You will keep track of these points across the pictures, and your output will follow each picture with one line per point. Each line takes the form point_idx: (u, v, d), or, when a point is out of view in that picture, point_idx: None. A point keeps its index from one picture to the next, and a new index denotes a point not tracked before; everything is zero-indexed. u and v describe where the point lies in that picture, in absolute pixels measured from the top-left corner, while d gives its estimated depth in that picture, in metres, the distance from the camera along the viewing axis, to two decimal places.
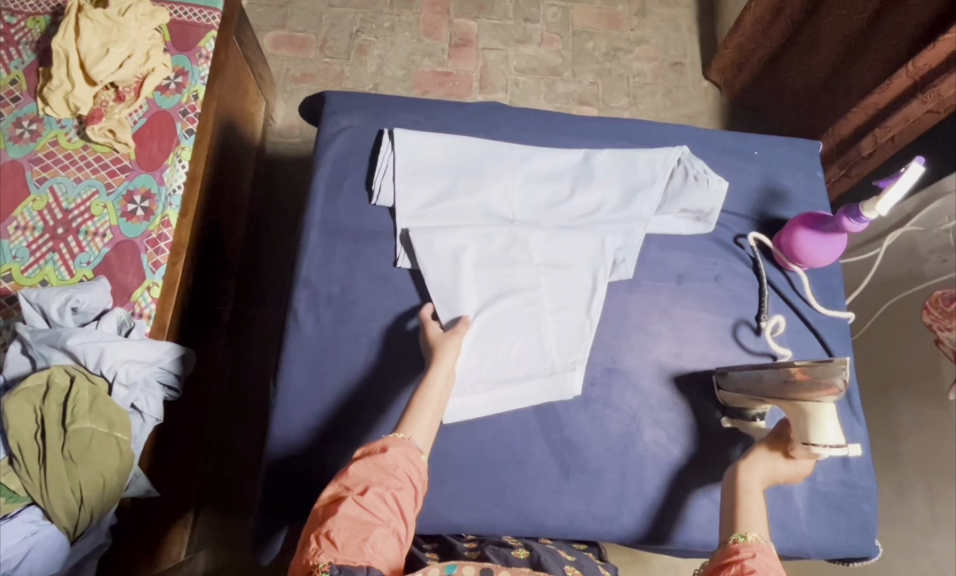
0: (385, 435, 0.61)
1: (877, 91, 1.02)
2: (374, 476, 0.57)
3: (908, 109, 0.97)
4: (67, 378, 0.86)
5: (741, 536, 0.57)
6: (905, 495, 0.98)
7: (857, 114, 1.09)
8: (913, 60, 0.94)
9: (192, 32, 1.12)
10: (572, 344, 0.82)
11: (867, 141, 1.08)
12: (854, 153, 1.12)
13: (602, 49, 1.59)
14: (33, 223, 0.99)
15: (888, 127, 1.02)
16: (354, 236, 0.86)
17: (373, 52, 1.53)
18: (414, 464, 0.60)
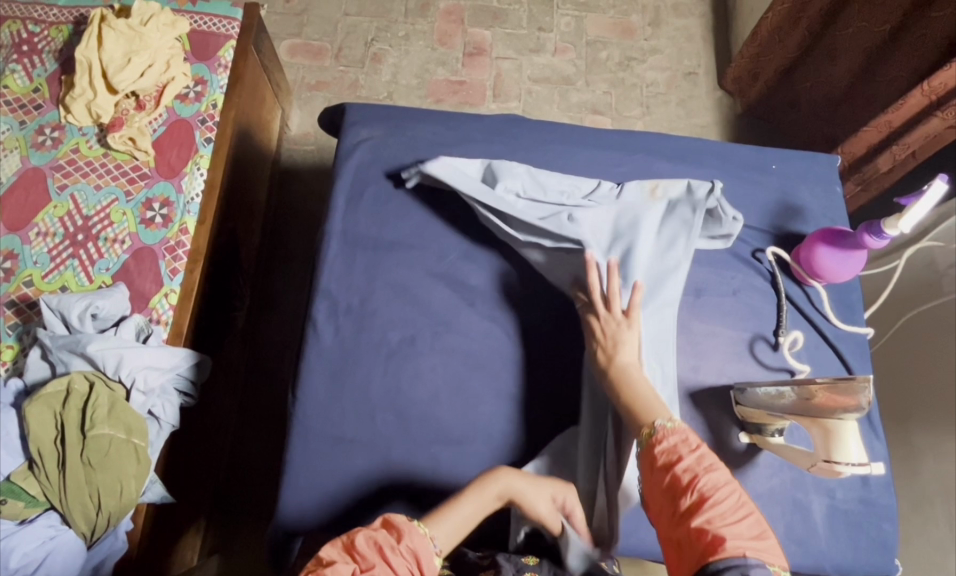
0: (409, 522, 0.58)
1: (890, 110, 1.02)
2: (382, 560, 0.54)
3: (927, 126, 0.97)
4: (87, 384, 0.86)
5: (649, 430, 0.64)
6: (924, 512, 0.97)
7: (869, 131, 1.08)
8: (929, 79, 0.94)
9: (211, 42, 1.14)
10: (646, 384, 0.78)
11: (885, 158, 1.07)
12: (870, 169, 1.12)
13: (615, 58, 1.60)
14: (54, 230, 1.00)
15: (907, 143, 1.02)
16: (374, 247, 0.87)
17: (388, 60, 1.54)
18: (424, 563, 0.56)
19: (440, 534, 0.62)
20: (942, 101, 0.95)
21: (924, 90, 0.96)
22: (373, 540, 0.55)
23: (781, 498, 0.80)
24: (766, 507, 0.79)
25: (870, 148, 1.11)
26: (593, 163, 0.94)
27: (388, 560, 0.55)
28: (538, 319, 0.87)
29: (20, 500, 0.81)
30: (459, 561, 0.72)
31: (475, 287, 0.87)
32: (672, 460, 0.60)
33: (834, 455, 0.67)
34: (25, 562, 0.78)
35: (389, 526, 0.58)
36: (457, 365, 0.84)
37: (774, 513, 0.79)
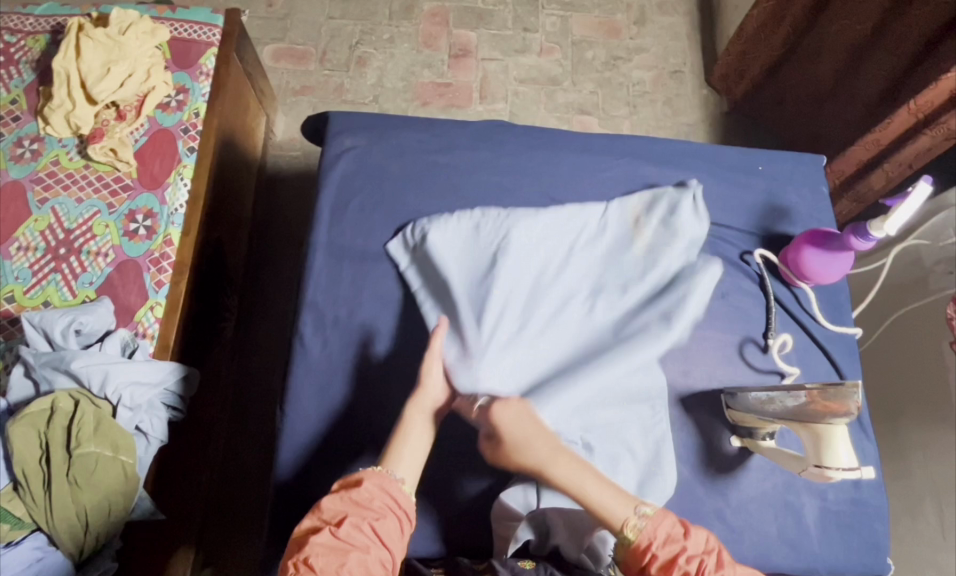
0: (363, 470, 0.66)
1: (877, 130, 1.03)
2: (354, 505, 0.62)
3: (919, 144, 0.99)
4: (72, 403, 0.85)
5: (628, 537, 0.63)
6: (914, 508, 0.97)
7: (858, 151, 1.09)
8: (916, 99, 0.95)
9: (192, 50, 1.12)
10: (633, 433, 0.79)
11: (879, 175, 1.09)
12: (864, 186, 1.13)
13: (601, 58, 1.59)
14: (35, 244, 0.99)
15: (898, 160, 1.04)
16: (362, 258, 0.86)
17: (373, 63, 1.53)
18: (394, 493, 0.65)
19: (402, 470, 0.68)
20: (930, 118, 0.96)
21: (910, 109, 0.97)
22: (339, 498, 0.63)
23: (773, 501, 0.80)
24: (758, 511, 0.80)
25: (860, 165, 1.11)
26: (578, 168, 0.94)
27: (358, 502, 0.63)
28: None
29: (6, 522, 0.79)
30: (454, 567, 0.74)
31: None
32: (673, 555, 0.61)
33: (824, 460, 0.67)
34: None
35: (347, 482, 0.65)
36: None
37: (767, 516, 0.79)
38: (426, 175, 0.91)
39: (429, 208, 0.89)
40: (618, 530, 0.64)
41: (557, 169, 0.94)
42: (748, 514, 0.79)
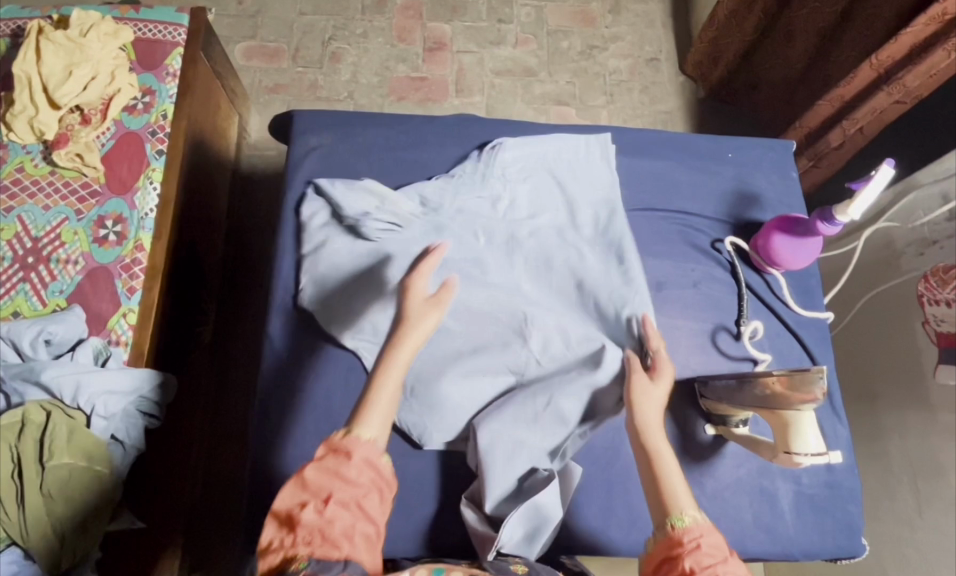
0: (346, 437, 0.61)
1: (842, 84, 1.03)
2: (338, 483, 0.58)
3: (875, 101, 0.99)
4: (43, 414, 0.84)
5: (678, 520, 0.58)
6: (891, 490, 0.99)
7: (823, 106, 1.09)
8: (876, 54, 0.95)
9: (157, 50, 1.10)
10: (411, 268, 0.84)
11: (836, 133, 1.08)
12: (823, 145, 1.13)
13: (577, 47, 1.58)
14: (2, 254, 0.97)
15: (856, 118, 1.04)
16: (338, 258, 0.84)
17: (347, 59, 1.51)
18: (380, 468, 0.60)
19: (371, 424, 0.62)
20: (888, 75, 0.97)
21: (872, 63, 0.97)
22: (322, 469, 0.59)
23: (748, 487, 0.81)
24: (733, 497, 0.80)
25: (824, 122, 1.12)
26: (551, 159, 0.92)
27: (345, 476, 0.58)
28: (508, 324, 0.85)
29: None
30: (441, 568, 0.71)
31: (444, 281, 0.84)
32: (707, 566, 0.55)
33: (793, 446, 0.67)
34: None
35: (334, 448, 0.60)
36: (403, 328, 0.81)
37: (742, 502, 0.80)
38: (395, 173, 0.90)
39: None
40: (670, 512, 0.60)
41: (532, 160, 0.92)
42: (724, 500, 0.80)
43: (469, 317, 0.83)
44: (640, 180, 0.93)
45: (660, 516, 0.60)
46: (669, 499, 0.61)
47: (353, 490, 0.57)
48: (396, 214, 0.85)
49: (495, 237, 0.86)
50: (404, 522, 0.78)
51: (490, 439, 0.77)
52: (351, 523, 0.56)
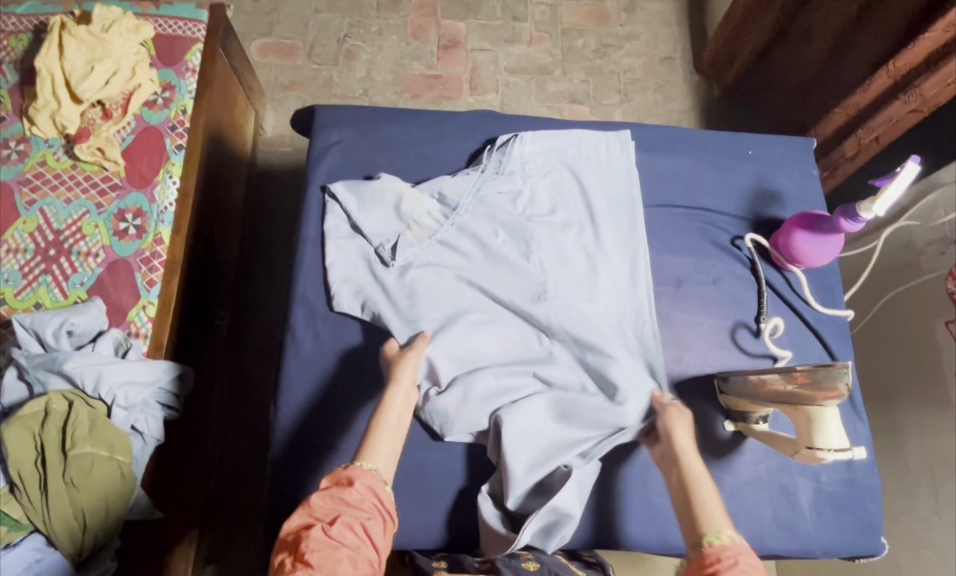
0: (351, 467, 0.62)
1: (858, 91, 1.05)
2: (344, 506, 0.59)
3: (891, 109, 1.00)
4: (66, 404, 0.85)
5: (714, 538, 0.58)
6: (909, 490, 0.99)
7: (840, 114, 1.11)
8: (894, 61, 0.96)
9: (177, 46, 1.11)
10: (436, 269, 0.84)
11: (851, 141, 1.10)
12: (839, 152, 1.14)
13: (592, 46, 1.58)
14: (25, 246, 0.98)
15: (871, 127, 1.05)
16: (363, 254, 0.85)
17: (362, 56, 1.52)
18: (383, 496, 0.61)
19: (379, 458, 0.65)
20: (904, 84, 0.97)
21: (887, 71, 0.98)
22: (327, 496, 0.60)
23: (767, 484, 0.81)
24: (752, 494, 0.80)
25: (841, 128, 1.13)
26: (569, 152, 0.93)
27: (349, 501, 0.59)
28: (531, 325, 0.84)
29: (3, 524, 0.79)
30: (457, 565, 0.74)
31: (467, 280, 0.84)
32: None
33: (815, 441, 0.67)
34: None
35: (337, 479, 0.61)
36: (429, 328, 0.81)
37: (761, 499, 0.80)
38: (415, 168, 0.90)
39: None
40: (704, 532, 0.60)
41: (551, 154, 0.92)
42: (743, 497, 0.80)
43: (493, 318, 0.83)
44: (660, 178, 0.93)
45: (695, 536, 0.60)
46: (705, 519, 0.61)
47: (359, 515, 0.59)
48: (418, 210, 0.85)
49: (514, 234, 0.86)
50: (424, 513, 0.78)
51: (514, 438, 0.76)
52: (356, 546, 0.56)
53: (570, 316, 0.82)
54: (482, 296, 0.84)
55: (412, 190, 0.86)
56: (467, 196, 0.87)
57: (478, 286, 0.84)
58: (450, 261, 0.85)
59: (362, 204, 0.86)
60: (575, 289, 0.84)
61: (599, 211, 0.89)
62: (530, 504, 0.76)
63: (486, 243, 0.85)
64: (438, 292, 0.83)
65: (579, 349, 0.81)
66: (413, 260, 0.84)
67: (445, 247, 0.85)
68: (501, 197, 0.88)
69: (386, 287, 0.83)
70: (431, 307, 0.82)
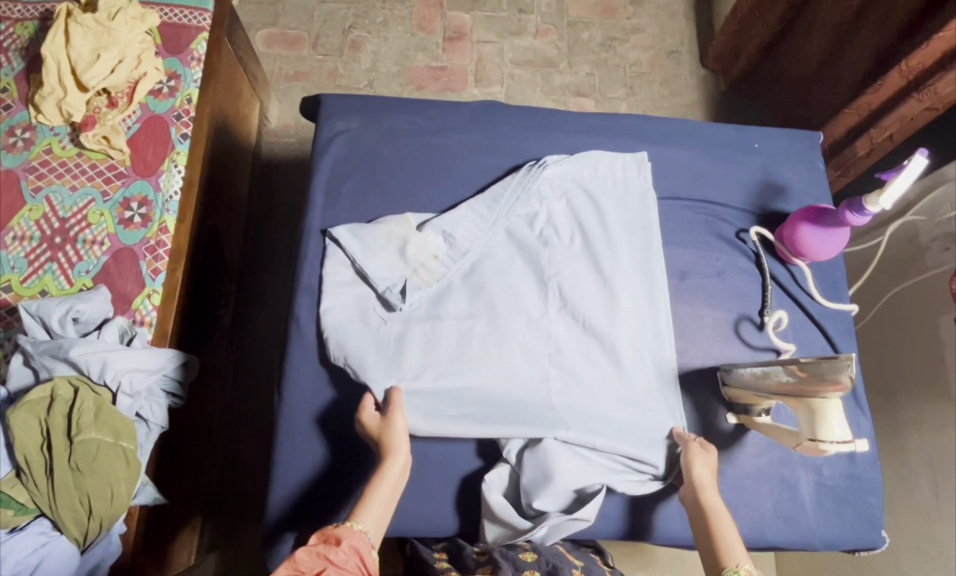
0: (340, 527, 0.62)
1: (869, 91, 1.03)
2: (329, 564, 0.57)
3: (905, 108, 0.98)
4: (71, 391, 0.85)
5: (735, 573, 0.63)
6: (910, 485, 0.99)
7: (849, 114, 1.09)
8: (906, 59, 0.94)
9: (183, 34, 1.10)
10: (442, 312, 0.83)
11: (863, 141, 1.08)
12: (849, 153, 1.12)
13: (598, 39, 1.58)
14: (31, 233, 0.98)
15: (884, 126, 1.03)
16: (365, 301, 0.83)
17: (367, 47, 1.51)
18: (368, 558, 0.60)
19: (371, 524, 0.65)
20: (917, 83, 0.96)
21: (900, 70, 0.96)
22: (313, 552, 0.58)
23: (769, 477, 0.81)
24: (753, 486, 0.81)
25: (851, 129, 1.11)
26: (585, 177, 0.91)
27: (334, 561, 0.58)
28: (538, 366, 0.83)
29: (9, 508, 0.80)
30: (459, 556, 0.78)
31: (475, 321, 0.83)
32: None
33: (818, 433, 0.67)
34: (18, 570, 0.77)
35: (325, 537, 0.60)
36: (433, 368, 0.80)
37: (762, 491, 0.81)
38: (420, 158, 0.90)
39: (422, 188, 0.89)
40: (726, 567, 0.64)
41: (567, 179, 0.90)
42: (744, 489, 0.80)
43: (500, 361, 0.81)
44: (665, 171, 0.93)
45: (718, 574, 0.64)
46: (727, 556, 0.65)
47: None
48: (425, 254, 0.84)
49: (525, 279, 0.86)
50: (428, 501, 0.79)
51: (555, 447, 0.77)
52: None
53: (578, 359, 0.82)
54: (489, 342, 0.82)
55: (419, 233, 0.85)
56: (476, 241, 0.86)
57: (485, 327, 0.83)
58: (457, 307, 0.84)
59: (366, 247, 0.83)
60: (585, 332, 0.84)
61: (612, 251, 0.87)
62: (568, 510, 0.77)
63: (493, 290, 0.84)
64: (443, 334, 0.82)
65: (587, 397, 0.81)
66: (417, 307, 0.83)
67: (451, 293, 0.84)
68: (507, 243, 0.88)
69: (390, 332, 0.82)
70: (436, 348, 0.81)
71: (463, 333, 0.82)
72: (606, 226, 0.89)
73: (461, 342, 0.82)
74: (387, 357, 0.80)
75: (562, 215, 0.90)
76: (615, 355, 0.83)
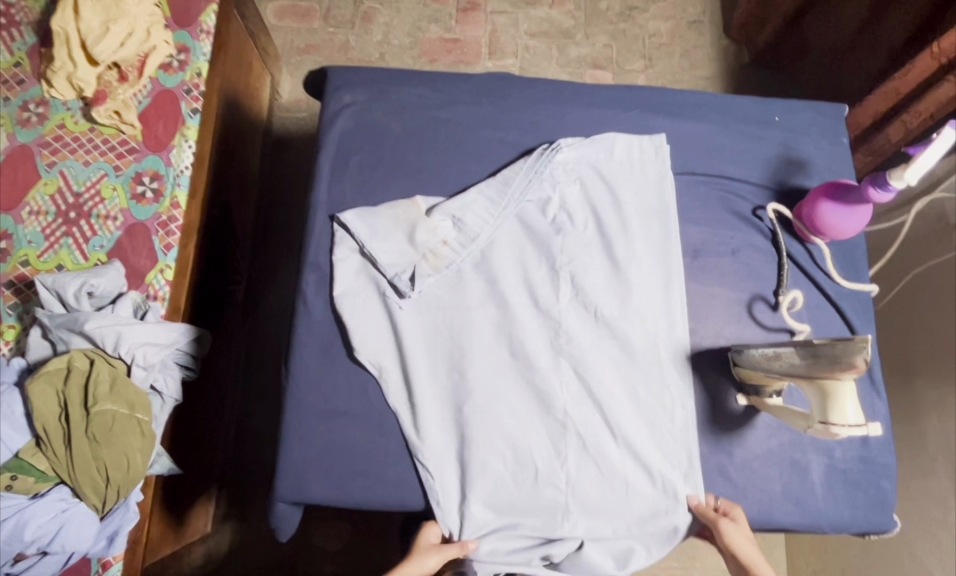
0: None
1: (898, 75, 1.02)
2: None
3: (939, 92, 0.96)
4: (87, 362, 0.87)
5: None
6: (927, 471, 0.97)
7: (877, 99, 1.08)
8: (938, 42, 0.95)
9: (192, 6, 1.09)
10: (449, 300, 0.83)
11: (895, 127, 1.07)
12: (881, 140, 1.11)
13: (617, 8, 1.52)
14: (46, 208, 0.99)
15: (919, 110, 1.01)
16: (374, 285, 0.83)
17: (379, 19, 1.48)
18: None
19: None
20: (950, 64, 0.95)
21: (932, 52, 0.96)
22: None
23: (779, 459, 0.80)
24: (762, 468, 0.80)
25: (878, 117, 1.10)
26: (600, 161, 0.89)
27: None
28: (550, 354, 0.82)
29: (31, 475, 0.83)
30: None
31: (481, 311, 0.83)
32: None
33: (830, 416, 0.66)
34: (39, 535, 0.80)
35: None
36: (447, 361, 0.81)
37: (772, 474, 0.80)
38: (428, 131, 0.89)
39: (431, 163, 0.88)
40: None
41: (581, 163, 0.88)
42: (752, 471, 0.80)
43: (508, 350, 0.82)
44: (681, 145, 0.90)
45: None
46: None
47: None
48: (433, 240, 0.83)
49: (539, 267, 0.85)
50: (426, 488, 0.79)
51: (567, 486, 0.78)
52: None
53: (590, 351, 0.82)
54: (498, 339, 0.82)
55: (428, 219, 0.84)
56: (486, 226, 0.84)
57: (491, 315, 0.83)
58: (465, 295, 0.83)
59: (374, 234, 0.83)
60: (596, 324, 0.83)
61: (624, 236, 0.86)
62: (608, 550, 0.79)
63: (505, 280, 0.83)
64: (452, 322, 0.82)
65: (599, 384, 0.80)
66: (428, 294, 0.83)
67: (461, 279, 0.84)
68: (517, 229, 0.86)
69: (399, 324, 0.81)
70: (444, 334, 0.82)
71: (474, 321, 0.82)
72: (619, 211, 0.87)
73: (467, 333, 0.82)
74: (392, 345, 0.81)
75: (574, 199, 0.88)
76: (626, 347, 0.82)
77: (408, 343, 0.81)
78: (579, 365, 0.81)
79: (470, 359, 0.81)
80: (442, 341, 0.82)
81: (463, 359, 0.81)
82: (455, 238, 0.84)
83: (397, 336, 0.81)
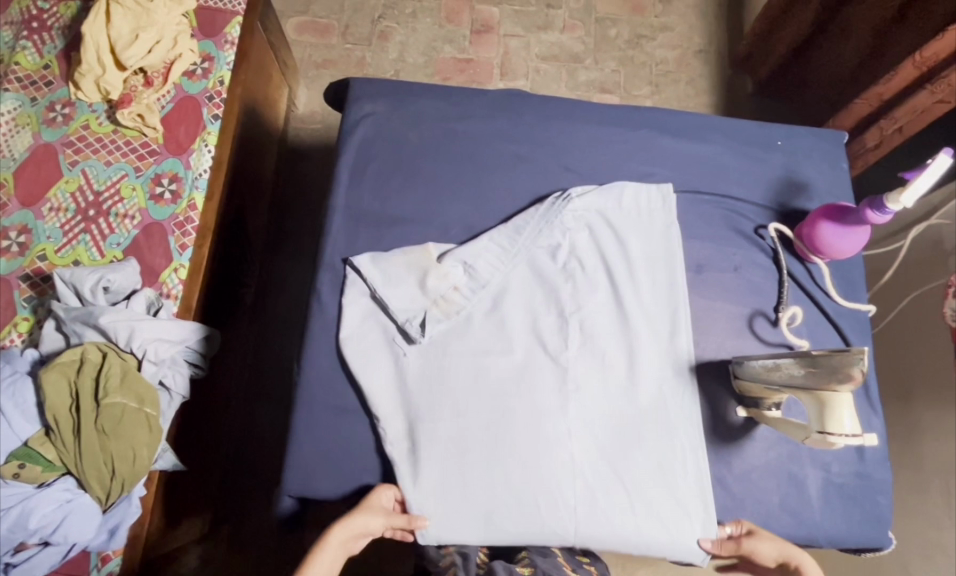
0: None
1: (882, 82, 1.08)
2: None
3: (918, 99, 1.03)
4: (99, 355, 0.88)
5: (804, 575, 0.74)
6: (924, 492, 0.99)
7: (861, 105, 1.14)
8: (922, 51, 0.99)
9: (218, 18, 1.14)
10: (460, 343, 0.83)
11: (873, 132, 1.14)
12: (858, 144, 1.18)
13: (625, 36, 1.57)
14: (66, 205, 1.01)
15: (895, 118, 1.09)
16: (382, 329, 0.84)
17: (395, 38, 1.53)
18: None
19: None
20: (931, 74, 1.01)
21: (915, 62, 1.01)
22: None
23: (777, 472, 0.82)
24: (760, 480, 0.81)
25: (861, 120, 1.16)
26: (608, 209, 0.91)
27: None
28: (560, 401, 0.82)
29: (38, 464, 0.84)
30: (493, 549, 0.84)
31: (491, 355, 0.83)
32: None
33: (827, 424, 0.67)
34: (43, 524, 0.81)
35: None
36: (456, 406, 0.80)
37: (769, 486, 0.81)
38: (443, 142, 0.92)
39: (444, 173, 0.91)
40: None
41: (590, 211, 0.90)
42: (750, 482, 0.81)
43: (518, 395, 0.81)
44: (687, 164, 0.93)
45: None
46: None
47: None
48: (444, 287, 0.84)
49: (549, 313, 0.86)
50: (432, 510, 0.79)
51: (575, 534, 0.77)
52: None
53: (597, 397, 0.82)
54: (508, 386, 0.82)
55: (439, 264, 0.85)
56: (496, 273, 0.86)
57: (502, 360, 0.83)
58: (477, 341, 0.83)
59: (386, 278, 0.84)
60: (605, 372, 0.84)
61: (633, 283, 0.87)
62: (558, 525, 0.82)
63: (515, 328, 0.84)
64: (462, 365, 0.82)
65: (608, 428, 0.81)
66: (438, 341, 0.83)
67: (471, 325, 0.84)
68: (527, 275, 0.88)
69: (408, 370, 0.81)
70: (453, 378, 0.81)
71: (485, 364, 0.82)
72: (627, 259, 0.89)
73: (477, 377, 0.82)
74: (400, 394, 0.81)
75: (584, 246, 0.89)
76: (634, 390, 0.83)
77: (416, 391, 0.81)
78: (588, 411, 0.81)
79: (480, 404, 0.80)
80: (451, 384, 0.81)
81: (472, 407, 0.80)
82: (467, 283, 0.85)
83: (403, 384, 0.81)
